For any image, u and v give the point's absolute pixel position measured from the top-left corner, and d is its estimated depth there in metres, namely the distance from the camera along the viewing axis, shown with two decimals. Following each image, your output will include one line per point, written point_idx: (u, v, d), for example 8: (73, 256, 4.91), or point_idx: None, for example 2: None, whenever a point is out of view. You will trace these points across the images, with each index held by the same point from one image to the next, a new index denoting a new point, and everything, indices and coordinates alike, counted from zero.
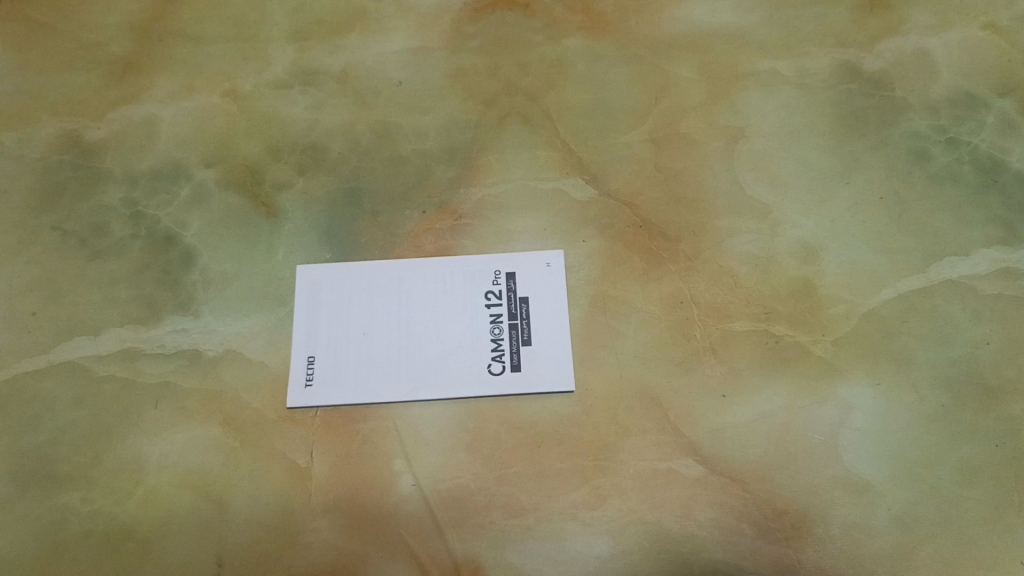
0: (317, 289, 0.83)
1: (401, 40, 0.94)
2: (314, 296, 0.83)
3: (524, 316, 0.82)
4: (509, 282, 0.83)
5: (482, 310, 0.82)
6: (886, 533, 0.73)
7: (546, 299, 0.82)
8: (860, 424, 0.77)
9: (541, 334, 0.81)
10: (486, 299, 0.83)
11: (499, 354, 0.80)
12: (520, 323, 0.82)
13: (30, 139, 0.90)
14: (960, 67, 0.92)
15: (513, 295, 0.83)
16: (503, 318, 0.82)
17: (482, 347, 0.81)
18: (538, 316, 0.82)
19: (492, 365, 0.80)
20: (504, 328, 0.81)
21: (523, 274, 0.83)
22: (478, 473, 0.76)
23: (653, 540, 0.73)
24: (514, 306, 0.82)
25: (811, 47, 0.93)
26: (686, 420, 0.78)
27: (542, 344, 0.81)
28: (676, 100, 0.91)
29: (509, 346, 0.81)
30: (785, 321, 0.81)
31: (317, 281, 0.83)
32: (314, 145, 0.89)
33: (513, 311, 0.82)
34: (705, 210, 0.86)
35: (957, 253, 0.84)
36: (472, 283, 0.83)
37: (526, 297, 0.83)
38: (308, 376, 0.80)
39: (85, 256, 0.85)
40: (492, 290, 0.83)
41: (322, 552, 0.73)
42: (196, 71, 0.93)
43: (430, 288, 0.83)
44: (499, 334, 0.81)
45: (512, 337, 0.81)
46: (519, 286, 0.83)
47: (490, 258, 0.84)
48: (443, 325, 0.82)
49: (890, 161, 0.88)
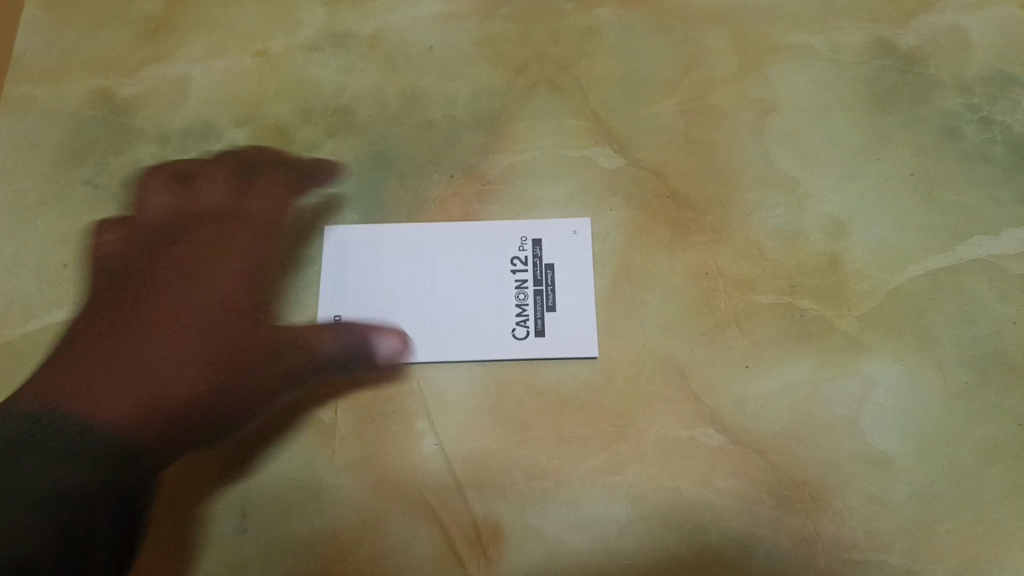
0: (344, 250, 0.84)
1: (433, 7, 0.94)
2: (342, 256, 0.83)
3: (550, 283, 0.82)
4: (535, 248, 0.84)
5: (508, 276, 0.83)
6: (905, 507, 0.74)
7: (571, 266, 0.83)
8: (882, 399, 0.77)
9: (565, 300, 0.81)
10: (511, 265, 0.83)
11: (523, 320, 0.81)
12: (546, 289, 0.82)
13: (63, 94, 0.90)
14: (995, 46, 0.91)
15: (539, 261, 0.83)
16: (528, 283, 0.82)
17: (506, 312, 0.81)
18: (563, 283, 0.82)
19: (517, 330, 0.80)
20: (528, 294, 0.82)
21: (549, 240, 0.84)
22: (501, 436, 0.77)
23: (671, 507, 0.74)
24: (540, 272, 0.83)
25: (845, 22, 0.92)
26: (707, 391, 0.78)
27: (567, 311, 0.81)
28: (707, 72, 0.91)
29: (534, 312, 0.81)
30: (810, 295, 0.81)
31: (344, 243, 0.84)
32: (344, 107, 0.90)
33: (539, 278, 0.82)
34: (733, 182, 0.85)
35: (986, 232, 0.83)
36: (499, 249, 0.84)
37: (551, 263, 0.83)
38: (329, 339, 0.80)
39: (115, 211, 0.86)
40: (517, 256, 0.83)
41: (344, 507, 0.74)
42: (228, 31, 0.93)
43: (456, 253, 0.83)
44: (524, 299, 0.82)
45: (536, 302, 0.82)
46: (545, 252, 0.83)
47: (516, 224, 0.84)
48: (467, 289, 0.82)
49: (920, 139, 0.87)
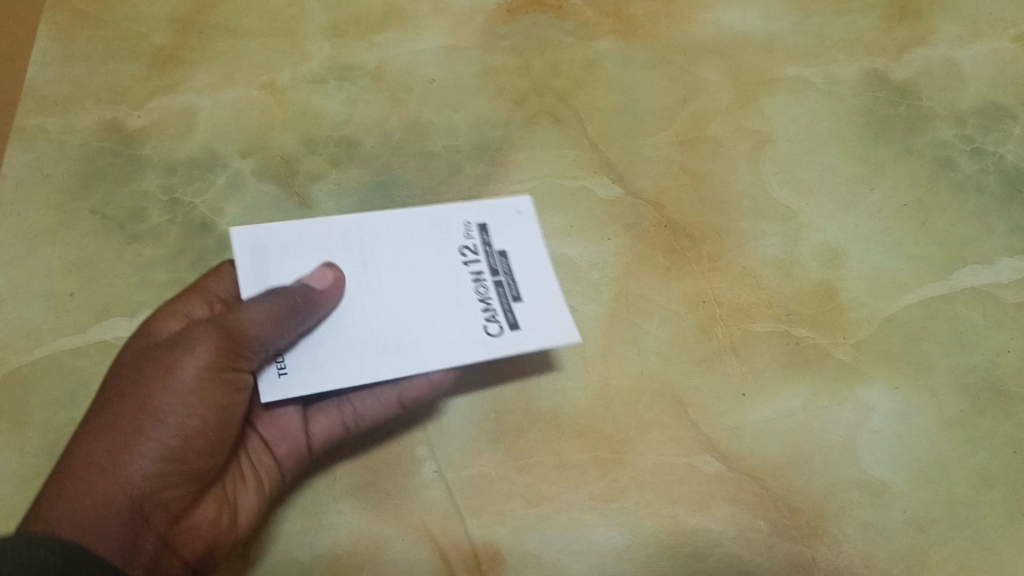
0: (262, 252, 0.77)
1: (434, 39, 0.97)
2: (258, 257, 0.77)
3: (507, 271, 0.80)
4: (482, 235, 0.82)
5: (461, 268, 0.80)
6: (902, 534, 0.74)
7: (518, 244, 0.82)
8: (877, 426, 0.78)
9: (529, 289, 0.79)
10: (462, 255, 0.81)
11: (491, 315, 0.77)
12: (505, 280, 0.80)
13: (73, 125, 0.92)
14: (986, 79, 0.93)
15: (491, 250, 0.81)
16: (484, 275, 0.80)
17: (471, 308, 0.78)
18: (519, 269, 0.81)
19: (488, 327, 0.77)
20: (488, 286, 0.79)
21: (494, 224, 0.83)
22: (500, 462, 0.78)
23: (670, 534, 0.75)
24: (492, 259, 0.81)
25: (838, 56, 0.94)
26: (705, 417, 0.79)
27: (533, 299, 0.79)
28: (703, 103, 0.92)
29: (500, 305, 0.78)
30: (806, 323, 0.82)
31: (260, 243, 0.78)
32: (347, 137, 0.91)
33: (494, 268, 0.80)
34: (730, 212, 0.87)
35: (980, 261, 0.85)
36: (442, 234, 0.81)
37: (503, 250, 0.82)
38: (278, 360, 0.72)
39: (121, 240, 0.87)
40: (466, 245, 0.81)
41: (342, 532, 0.75)
42: (236, 64, 0.95)
43: (394, 245, 0.80)
44: (485, 295, 0.79)
45: (498, 294, 0.79)
46: (494, 239, 0.82)
47: (463, 213, 0.83)
48: (424, 283, 0.78)
49: (914, 169, 0.89)
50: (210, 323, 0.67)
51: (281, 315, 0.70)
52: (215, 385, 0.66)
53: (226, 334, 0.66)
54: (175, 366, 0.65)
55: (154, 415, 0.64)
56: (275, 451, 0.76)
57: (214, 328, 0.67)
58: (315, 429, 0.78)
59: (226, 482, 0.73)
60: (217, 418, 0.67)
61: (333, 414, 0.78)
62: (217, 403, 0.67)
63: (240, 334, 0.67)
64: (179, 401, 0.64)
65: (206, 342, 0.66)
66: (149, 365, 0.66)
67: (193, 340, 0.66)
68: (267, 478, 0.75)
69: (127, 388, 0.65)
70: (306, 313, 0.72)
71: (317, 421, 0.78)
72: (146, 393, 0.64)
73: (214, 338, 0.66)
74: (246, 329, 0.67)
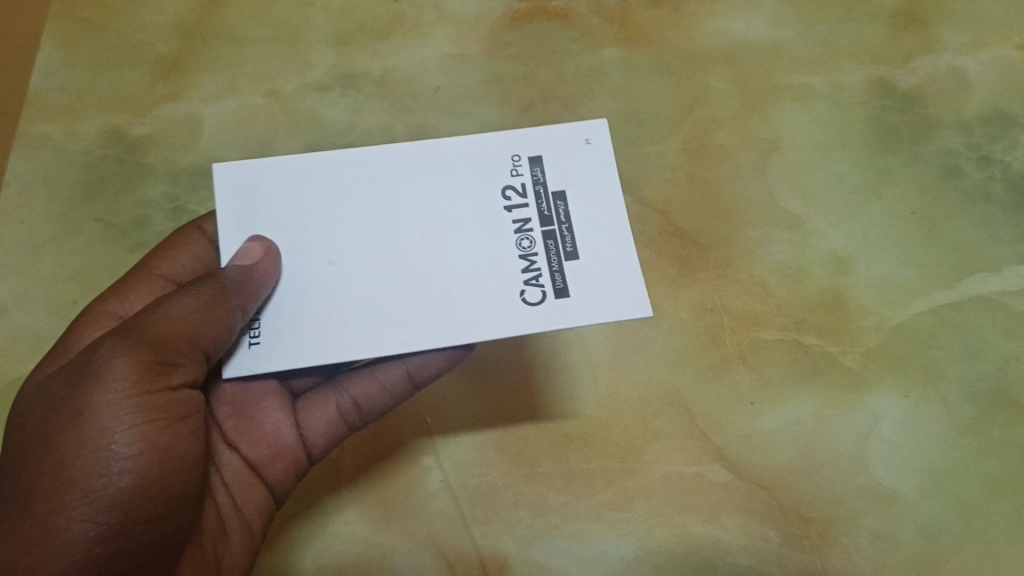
0: (253, 198, 0.62)
1: (439, 47, 0.95)
2: (251, 206, 0.62)
3: (563, 219, 0.61)
4: (534, 170, 0.63)
5: (502, 215, 0.62)
6: (911, 543, 0.75)
7: (586, 184, 0.62)
8: (887, 435, 0.78)
9: (588, 241, 0.60)
10: (506, 199, 0.62)
11: (535, 276, 0.60)
12: (560, 230, 0.61)
13: (76, 133, 0.92)
14: (994, 86, 0.92)
15: (543, 191, 0.62)
16: (532, 225, 0.61)
17: (509, 269, 0.60)
18: (580, 215, 0.61)
19: (526, 292, 0.59)
20: (536, 239, 0.61)
21: (553, 156, 0.63)
22: (507, 471, 0.77)
23: (679, 543, 0.75)
24: (545, 205, 0.62)
25: (846, 63, 0.93)
26: (713, 426, 0.78)
27: (593, 254, 0.60)
28: (710, 110, 0.91)
29: (548, 264, 0.60)
30: (815, 331, 0.81)
31: (251, 187, 0.62)
32: (352, 146, 0.91)
33: (546, 215, 0.61)
34: (737, 219, 0.86)
35: (988, 269, 0.84)
36: (481, 179, 0.63)
37: (561, 191, 0.62)
38: (250, 333, 0.59)
39: (126, 249, 0.87)
40: (511, 185, 0.62)
41: (348, 542, 0.75)
42: (239, 71, 0.94)
43: (420, 187, 0.63)
44: (530, 248, 0.60)
45: (548, 249, 0.60)
46: (550, 177, 0.62)
47: (504, 143, 0.64)
48: (450, 231, 0.61)
49: (921, 178, 0.88)
50: (124, 333, 0.54)
51: (208, 313, 0.55)
52: (145, 416, 0.53)
53: (142, 345, 0.53)
54: (92, 412, 0.52)
55: (79, 485, 0.51)
56: (256, 460, 0.68)
57: (124, 342, 0.53)
58: (308, 422, 0.70)
59: (205, 524, 0.64)
60: (161, 456, 0.54)
61: (328, 402, 0.71)
62: (154, 441, 0.53)
63: (158, 341, 0.53)
64: (112, 450, 0.52)
65: (123, 358, 0.52)
66: (58, 419, 0.52)
67: (104, 365, 0.52)
68: (254, 495, 0.68)
69: (39, 457, 0.52)
70: (242, 291, 0.57)
71: (309, 414, 0.70)
72: (63, 454, 0.52)
73: (127, 357, 0.52)
74: (165, 335, 0.54)
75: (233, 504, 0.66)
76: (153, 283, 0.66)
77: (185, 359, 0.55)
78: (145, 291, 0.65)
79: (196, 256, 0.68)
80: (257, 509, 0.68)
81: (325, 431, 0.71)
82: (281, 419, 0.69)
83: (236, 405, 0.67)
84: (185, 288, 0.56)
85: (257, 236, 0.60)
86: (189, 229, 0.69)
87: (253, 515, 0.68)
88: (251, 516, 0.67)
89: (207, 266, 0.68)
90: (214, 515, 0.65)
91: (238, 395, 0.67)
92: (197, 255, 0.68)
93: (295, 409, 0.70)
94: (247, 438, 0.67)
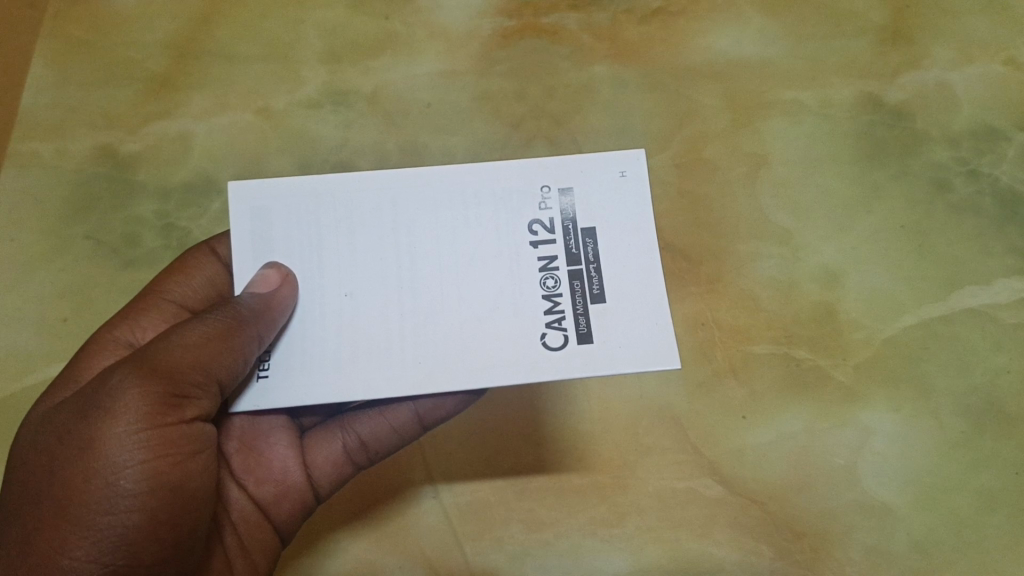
0: (268, 221, 0.61)
1: (430, 64, 0.95)
2: (266, 230, 0.61)
3: (591, 258, 0.60)
4: (563, 202, 0.61)
5: (526, 249, 0.61)
6: (903, 557, 0.75)
7: (617, 222, 0.61)
8: (880, 448, 0.78)
9: (616, 285, 0.60)
10: (530, 233, 0.61)
11: (558, 319, 0.59)
12: (587, 270, 0.60)
13: (66, 150, 0.92)
14: (982, 101, 0.92)
15: (572, 226, 0.61)
16: (557, 262, 0.60)
17: (532, 308, 0.59)
18: (607, 254, 0.60)
19: (549, 336, 0.59)
20: (561, 278, 0.60)
21: (585, 187, 0.62)
22: (499, 487, 0.77)
23: (672, 559, 0.75)
24: (573, 241, 0.61)
25: (835, 79, 0.94)
26: (707, 440, 0.78)
27: (620, 299, 0.59)
28: (700, 126, 0.92)
29: (573, 307, 0.59)
30: (806, 345, 0.81)
31: (264, 209, 0.61)
32: (344, 162, 0.91)
33: (573, 253, 0.60)
34: (728, 234, 0.86)
35: (979, 282, 0.85)
36: (508, 212, 0.61)
37: (591, 228, 0.61)
38: (261, 367, 0.59)
39: (116, 266, 0.87)
40: (539, 219, 0.61)
41: (344, 561, 0.75)
42: (230, 88, 0.94)
43: (443, 219, 0.61)
44: (555, 287, 0.60)
45: (574, 290, 0.59)
46: (581, 213, 0.61)
47: (533, 171, 0.62)
48: (473, 268, 0.61)
49: (911, 192, 0.89)
50: (137, 361, 0.52)
51: (222, 344, 0.54)
52: (156, 451, 0.51)
53: (155, 375, 0.51)
54: (101, 444, 0.50)
55: (84, 520, 0.49)
56: (263, 500, 0.65)
57: (137, 371, 0.51)
58: (315, 461, 0.68)
59: (214, 567, 0.60)
60: (170, 494, 0.52)
61: (335, 440, 0.69)
62: (164, 476, 0.52)
63: (172, 371, 0.52)
64: (121, 486, 0.50)
65: (136, 387, 0.51)
66: (63, 453, 0.51)
67: (115, 396, 0.50)
68: (259, 537, 0.65)
69: (42, 492, 0.50)
70: (257, 322, 0.56)
71: (316, 453, 0.68)
72: (69, 490, 0.50)
73: (141, 387, 0.51)
74: (180, 364, 0.52)
75: (240, 542, 0.63)
76: (162, 307, 0.64)
77: (198, 392, 0.53)
78: (155, 316, 0.64)
79: (208, 280, 0.67)
80: (263, 551, 0.65)
81: (331, 470, 0.68)
82: (288, 457, 0.66)
83: (243, 440, 0.65)
84: (199, 315, 0.55)
85: (273, 264, 0.60)
86: (204, 251, 0.68)
87: (260, 557, 0.64)
88: (258, 559, 0.64)
89: (218, 290, 0.67)
90: (222, 557, 0.61)
91: (246, 430, 0.65)
92: (209, 278, 0.67)
93: (302, 447, 0.68)
94: (253, 475, 0.65)
